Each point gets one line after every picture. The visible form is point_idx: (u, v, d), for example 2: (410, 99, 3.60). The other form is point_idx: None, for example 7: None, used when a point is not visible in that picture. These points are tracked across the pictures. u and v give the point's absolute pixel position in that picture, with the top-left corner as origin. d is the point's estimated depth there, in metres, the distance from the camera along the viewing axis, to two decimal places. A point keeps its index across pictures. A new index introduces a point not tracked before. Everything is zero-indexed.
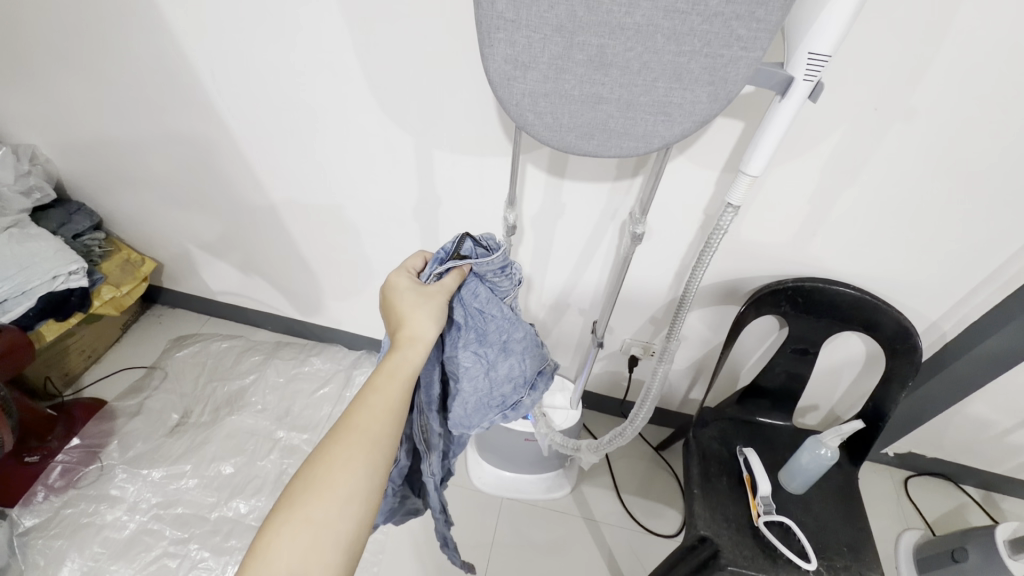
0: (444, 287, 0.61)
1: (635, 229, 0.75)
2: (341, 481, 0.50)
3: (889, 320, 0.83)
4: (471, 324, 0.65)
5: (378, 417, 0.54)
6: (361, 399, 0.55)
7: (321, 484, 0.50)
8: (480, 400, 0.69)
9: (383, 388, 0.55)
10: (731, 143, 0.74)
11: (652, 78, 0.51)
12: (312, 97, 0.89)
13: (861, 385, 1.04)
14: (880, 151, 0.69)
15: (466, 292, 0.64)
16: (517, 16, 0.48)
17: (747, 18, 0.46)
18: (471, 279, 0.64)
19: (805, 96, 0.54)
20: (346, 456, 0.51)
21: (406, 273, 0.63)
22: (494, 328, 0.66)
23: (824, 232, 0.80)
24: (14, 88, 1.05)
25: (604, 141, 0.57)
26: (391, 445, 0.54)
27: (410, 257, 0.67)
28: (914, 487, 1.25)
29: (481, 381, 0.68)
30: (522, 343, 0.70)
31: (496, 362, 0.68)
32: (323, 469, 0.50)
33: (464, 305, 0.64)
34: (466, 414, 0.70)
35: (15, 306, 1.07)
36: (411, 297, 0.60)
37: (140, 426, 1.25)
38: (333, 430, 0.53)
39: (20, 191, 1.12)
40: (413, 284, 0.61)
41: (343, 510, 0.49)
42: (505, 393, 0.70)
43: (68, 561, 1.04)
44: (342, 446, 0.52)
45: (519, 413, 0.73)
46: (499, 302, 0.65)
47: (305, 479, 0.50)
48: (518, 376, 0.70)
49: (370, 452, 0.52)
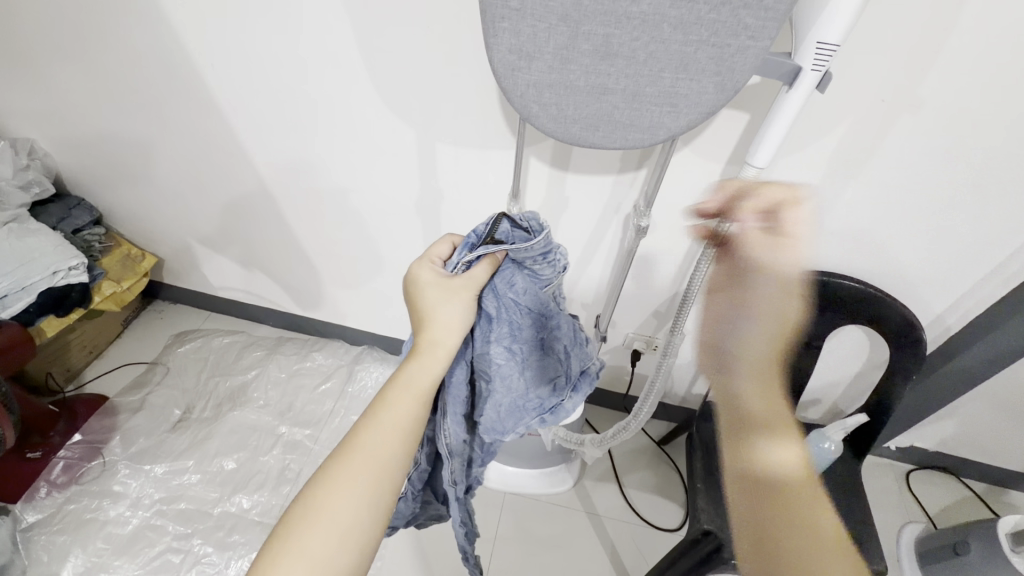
0: (473, 279, 0.61)
1: (640, 222, 0.74)
2: (337, 510, 0.50)
3: (893, 313, 0.82)
4: (504, 316, 0.65)
5: (384, 436, 0.53)
6: (365, 423, 0.54)
7: (317, 512, 0.49)
8: (514, 402, 0.67)
9: (392, 405, 0.55)
10: (736, 135, 0.73)
11: (659, 68, 0.50)
12: (313, 90, 0.88)
13: (865, 379, 1.04)
14: (887, 142, 0.69)
15: (497, 282, 0.65)
16: (521, 5, 0.48)
17: (755, 6, 0.46)
18: (505, 269, 0.65)
19: (813, 86, 0.53)
20: (346, 484, 0.51)
21: (429, 263, 0.63)
22: (530, 323, 0.66)
23: (829, 225, 0.80)
24: (12, 81, 1.04)
25: (610, 132, 0.56)
26: (393, 473, 0.53)
27: (436, 243, 0.66)
28: (916, 480, 1.25)
29: (515, 381, 0.66)
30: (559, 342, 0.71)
31: (530, 360, 0.67)
32: (320, 497, 0.50)
33: (496, 296, 0.64)
34: (497, 419, 0.68)
35: (15, 302, 1.07)
36: (434, 293, 0.60)
37: (142, 422, 1.25)
38: (335, 453, 0.53)
39: (20, 186, 1.11)
40: (438, 277, 0.61)
41: (348, 535, 0.49)
42: (540, 396, 0.69)
43: (72, 557, 1.04)
44: (344, 469, 0.51)
45: (554, 418, 0.71)
46: (533, 295, 0.66)
47: (302, 507, 0.50)
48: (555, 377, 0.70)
49: (373, 479, 0.52)
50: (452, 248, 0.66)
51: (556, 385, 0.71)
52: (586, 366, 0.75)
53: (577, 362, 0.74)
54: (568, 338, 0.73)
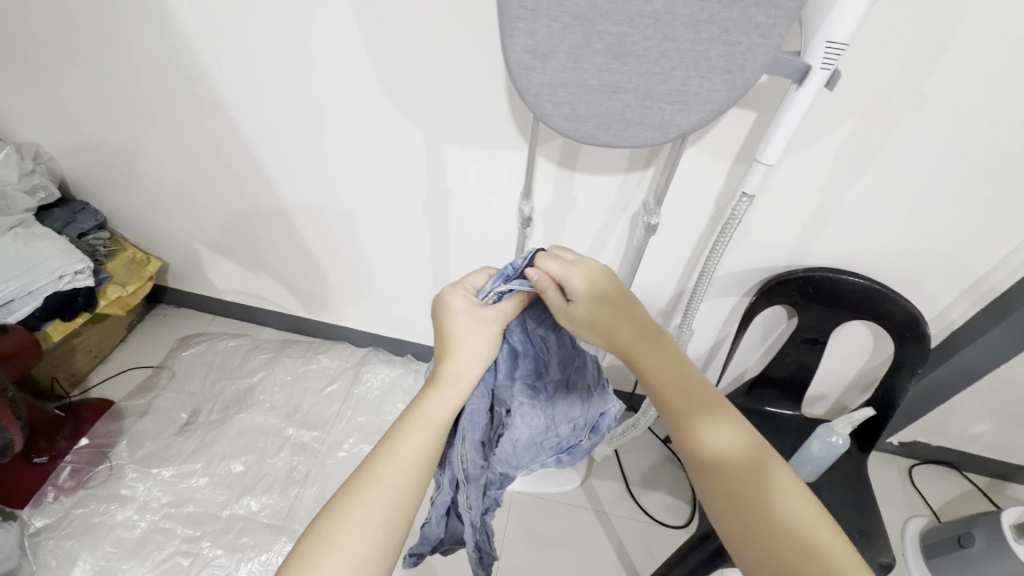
0: (501, 313, 0.65)
1: (650, 219, 0.75)
2: (353, 540, 0.50)
3: (899, 308, 0.83)
4: (530, 351, 0.70)
5: (401, 464, 0.55)
6: (380, 452, 0.56)
7: (332, 543, 0.50)
8: (533, 438, 0.70)
9: (407, 434, 0.57)
10: (743, 132, 0.74)
11: (671, 66, 0.51)
12: (321, 94, 0.89)
13: (868, 375, 1.05)
14: (889, 140, 0.70)
15: (528, 316, 0.70)
16: (537, 5, 0.48)
17: (766, 4, 0.46)
18: (534, 306, 0.70)
19: (822, 85, 0.54)
20: (360, 513, 0.52)
21: (462, 291, 0.66)
22: (556, 361, 0.72)
23: (833, 222, 0.81)
24: (17, 85, 1.04)
25: (621, 130, 0.57)
26: (407, 502, 0.54)
27: (473, 272, 0.68)
28: (919, 475, 1.27)
29: (535, 418, 0.70)
30: (587, 384, 0.74)
31: (554, 399, 0.71)
32: (335, 527, 0.51)
33: (523, 330, 0.70)
34: (513, 453, 0.70)
35: (21, 306, 1.07)
36: (465, 321, 0.64)
37: (149, 425, 1.24)
38: (349, 482, 0.54)
39: (25, 190, 1.11)
40: (469, 306, 0.64)
41: (361, 568, 0.50)
42: (561, 434, 0.72)
43: (80, 561, 1.04)
44: (360, 499, 0.52)
45: (572, 459, 0.74)
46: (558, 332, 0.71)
47: (316, 538, 0.50)
48: (579, 419, 0.73)
49: (388, 508, 0.53)
50: (488, 279, 0.69)
51: (579, 427, 0.73)
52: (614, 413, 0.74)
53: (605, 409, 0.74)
54: (595, 381, 0.74)
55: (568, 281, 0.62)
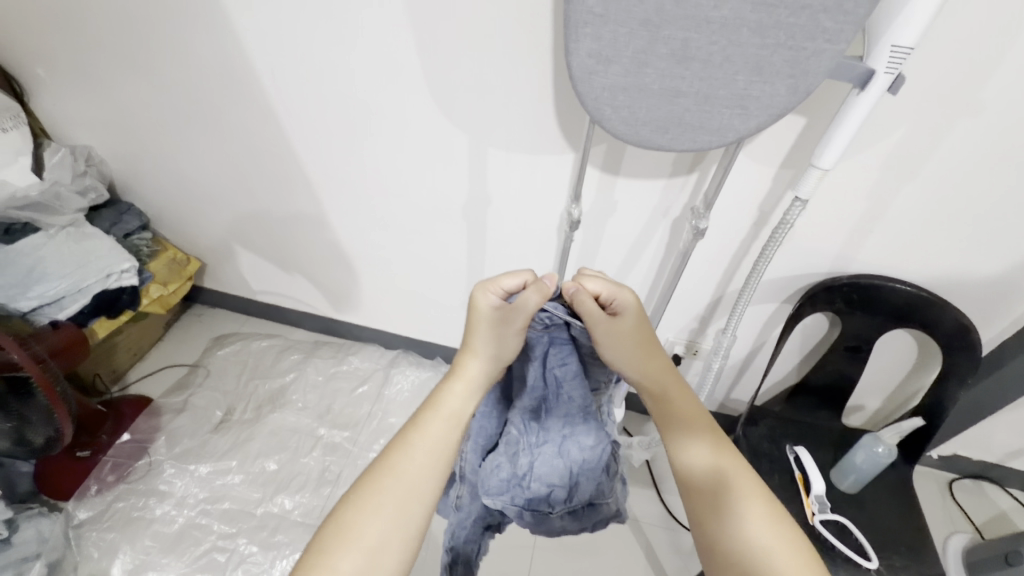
0: (518, 313, 0.62)
1: (698, 224, 0.75)
2: (368, 530, 0.52)
3: (948, 318, 0.82)
4: (539, 389, 0.70)
5: (416, 456, 0.57)
6: (395, 444, 0.58)
7: (349, 532, 0.52)
8: (509, 478, 0.71)
9: (422, 426, 0.59)
10: (793, 137, 0.74)
11: (734, 71, 0.52)
12: (367, 99, 0.91)
13: (911, 385, 1.03)
14: (944, 147, 0.69)
15: (551, 354, 0.69)
16: (605, 11, 0.49)
17: (834, 9, 0.47)
18: (561, 345, 0.69)
19: (885, 89, 0.54)
20: (376, 504, 0.54)
21: (497, 291, 0.65)
22: (561, 413, 0.71)
23: (881, 229, 0.80)
24: (75, 91, 1.08)
25: (679, 134, 0.58)
26: (421, 495, 0.55)
27: (510, 271, 0.66)
28: (960, 490, 1.23)
29: (520, 456, 0.71)
30: (580, 450, 0.72)
31: (544, 447, 0.71)
32: (350, 518, 0.53)
33: (541, 364, 0.70)
34: (491, 477, 0.71)
35: (72, 303, 1.10)
36: (488, 320, 0.63)
37: (185, 422, 1.27)
38: (366, 474, 0.56)
39: (77, 191, 1.15)
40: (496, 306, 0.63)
41: (378, 558, 0.51)
42: (534, 484, 0.72)
43: (121, 554, 1.06)
44: (376, 489, 0.54)
45: (537, 513, 0.74)
46: (575, 384, 0.69)
47: (334, 528, 0.52)
48: (556, 479, 0.73)
49: (402, 500, 0.54)
50: (520, 281, 0.66)
51: (553, 495, 0.74)
52: (596, 496, 0.76)
53: (587, 488, 0.75)
54: (591, 454, 0.73)
55: (618, 298, 0.65)
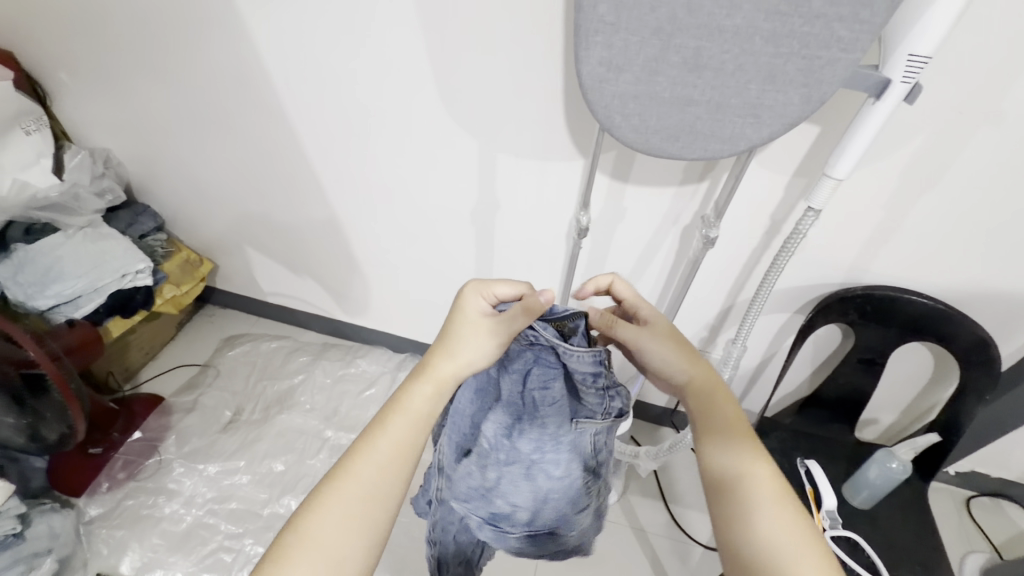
0: (505, 325, 0.63)
1: (709, 232, 0.74)
2: (327, 535, 0.52)
3: (966, 331, 0.80)
4: (515, 406, 0.69)
5: (379, 459, 0.56)
6: (358, 447, 0.57)
7: (308, 538, 0.52)
8: (475, 487, 0.73)
9: (387, 427, 0.58)
10: (806, 146, 0.73)
11: (746, 80, 0.52)
12: (379, 104, 0.92)
13: (927, 399, 1.00)
14: (963, 157, 0.68)
15: (534, 373, 0.68)
16: (616, 19, 0.49)
17: (850, 19, 0.46)
18: (547, 366, 0.68)
19: (901, 98, 0.53)
20: (337, 508, 0.53)
21: (483, 294, 0.65)
22: (533, 438, 0.70)
23: (896, 240, 0.79)
24: (94, 94, 1.10)
25: (689, 143, 0.58)
26: (383, 499, 0.55)
27: (503, 279, 0.65)
28: (977, 507, 1.20)
29: (488, 471, 0.72)
30: (549, 477, 0.72)
31: (513, 469, 0.71)
32: (311, 523, 0.53)
33: (520, 383, 0.69)
34: (458, 480, 0.73)
35: (87, 303, 1.12)
36: (470, 323, 0.63)
37: (195, 421, 1.28)
38: (326, 477, 0.56)
39: (95, 193, 1.18)
40: (479, 312, 0.63)
41: (338, 564, 0.51)
42: (498, 500, 0.73)
43: (129, 552, 1.08)
44: (336, 494, 0.54)
45: (496, 527, 0.76)
46: (553, 409, 0.69)
47: (292, 533, 0.52)
48: (521, 500, 0.73)
49: (363, 504, 0.54)
50: (512, 288, 0.65)
51: (515, 514, 0.74)
52: (558, 521, 0.76)
53: (551, 514, 0.75)
54: (558, 482, 0.73)
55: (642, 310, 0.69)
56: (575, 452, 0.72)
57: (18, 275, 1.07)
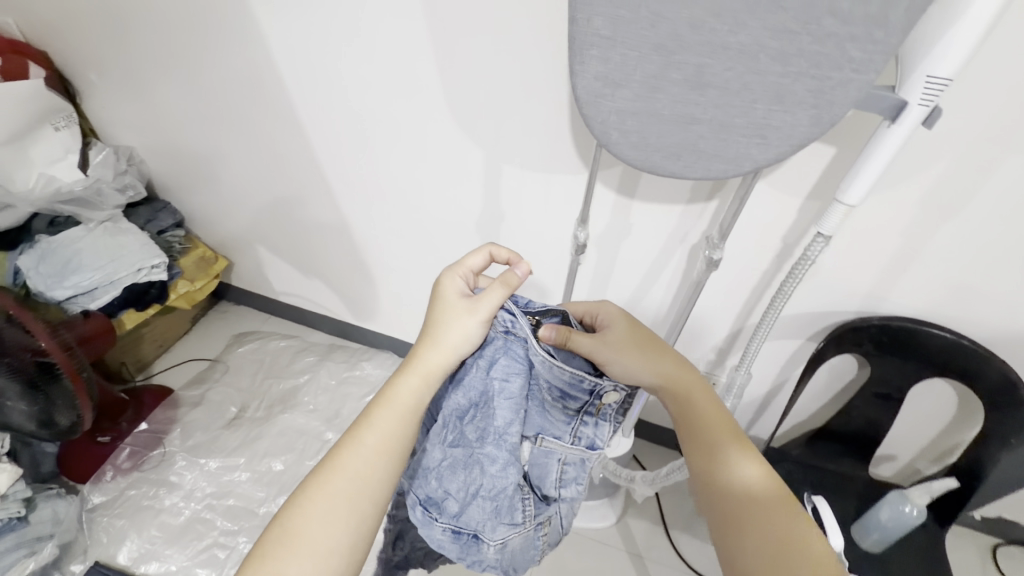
0: (486, 304, 0.65)
1: (712, 254, 0.71)
2: (313, 530, 0.55)
3: (991, 370, 0.74)
4: (473, 392, 0.69)
5: (365, 456, 0.59)
6: (346, 443, 0.60)
7: (295, 534, 0.55)
8: (422, 464, 0.73)
9: (373, 424, 0.61)
10: (820, 167, 0.69)
11: (752, 99, 0.49)
12: (388, 113, 0.92)
13: (950, 438, 0.94)
14: (992, 184, 0.63)
15: (501, 362, 0.68)
16: (614, 33, 0.47)
17: (863, 39, 0.43)
18: (514, 358, 0.68)
19: (919, 122, 0.50)
20: (323, 503, 0.57)
21: (463, 276, 0.68)
22: (481, 426, 0.69)
23: (916, 270, 0.74)
24: (120, 94, 1.14)
25: (691, 162, 0.55)
26: (368, 494, 0.58)
27: (474, 252, 0.69)
28: (1004, 557, 1.12)
29: (436, 452, 0.72)
30: (488, 473, 0.70)
31: (458, 455, 0.71)
32: (298, 518, 0.56)
33: (485, 370, 0.68)
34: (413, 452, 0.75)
35: (103, 295, 1.15)
36: (451, 304, 0.66)
37: (200, 416, 1.30)
38: (315, 473, 0.59)
39: (117, 188, 1.21)
40: (459, 294, 0.66)
41: (323, 556, 0.54)
42: (436, 484, 0.73)
43: (128, 542, 1.10)
44: (322, 490, 0.57)
45: (426, 517, 0.75)
46: (506, 402, 0.68)
47: (281, 527, 0.56)
48: (454, 489, 0.72)
49: (348, 500, 0.57)
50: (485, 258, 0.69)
51: (445, 504, 0.73)
52: (482, 523, 0.73)
53: (477, 515, 0.73)
54: (493, 479, 0.71)
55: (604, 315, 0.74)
56: (515, 457, 0.70)
57: (40, 265, 1.11)
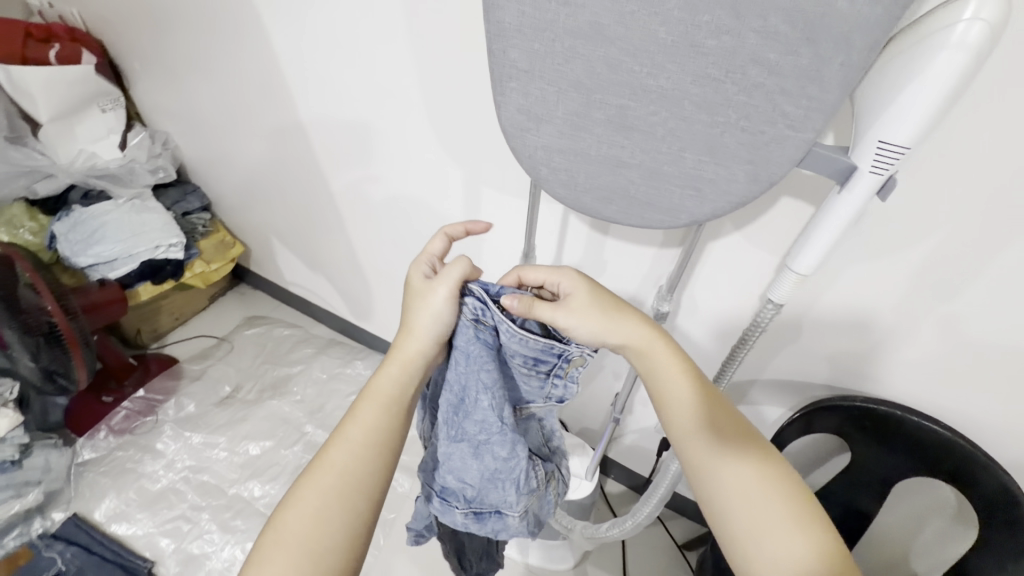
0: (447, 278, 0.59)
1: (660, 306, 0.68)
2: (303, 531, 0.50)
3: (987, 478, 0.64)
4: (457, 386, 0.63)
5: (351, 448, 0.55)
6: (334, 437, 0.56)
7: (284, 538, 0.50)
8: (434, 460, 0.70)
9: (358, 417, 0.57)
10: (795, 226, 0.63)
11: (680, 147, 0.44)
12: (376, 122, 0.93)
13: (944, 548, 0.83)
14: (994, 268, 0.54)
15: (476, 350, 0.60)
16: (530, 67, 0.44)
17: (795, 93, 0.38)
18: (486, 346, 0.60)
19: (873, 192, 0.44)
20: (313, 501, 0.52)
21: (422, 263, 0.63)
22: (478, 419, 0.64)
23: (907, 350, 0.66)
24: (160, 83, 1.23)
25: (624, 208, 0.51)
26: (363, 487, 0.54)
27: (431, 239, 0.65)
28: None
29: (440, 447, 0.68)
30: (499, 457, 0.66)
31: (468, 451, 0.66)
32: (286, 520, 0.51)
33: (464, 362, 0.61)
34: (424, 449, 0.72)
35: (122, 266, 1.24)
36: (414, 293, 0.61)
37: (196, 390, 1.37)
38: (303, 473, 0.54)
39: (149, 169, 1.31)
40: (421, 280, 0.61)
41: (316, 557, 0.49)
42: (449, 478, 0.70)
43: (107, 499, 1.17)
44: (309, 487, 0.53)
45: (446, 507, 0.72)
46: (494, 391, 0.61)
47: (271, 533, 0.51)
48: (470, 477, 0.68)
49: (338, 495, 0.53)
50: (444, 242, 0.65)
51: (463, 492, 0.70)
52: (503, 507, 0.71)
53: (495, 498, 0.70)
54: (504, 465, 0.67)
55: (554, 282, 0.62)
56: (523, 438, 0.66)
57: (71, 233, 1.20)
